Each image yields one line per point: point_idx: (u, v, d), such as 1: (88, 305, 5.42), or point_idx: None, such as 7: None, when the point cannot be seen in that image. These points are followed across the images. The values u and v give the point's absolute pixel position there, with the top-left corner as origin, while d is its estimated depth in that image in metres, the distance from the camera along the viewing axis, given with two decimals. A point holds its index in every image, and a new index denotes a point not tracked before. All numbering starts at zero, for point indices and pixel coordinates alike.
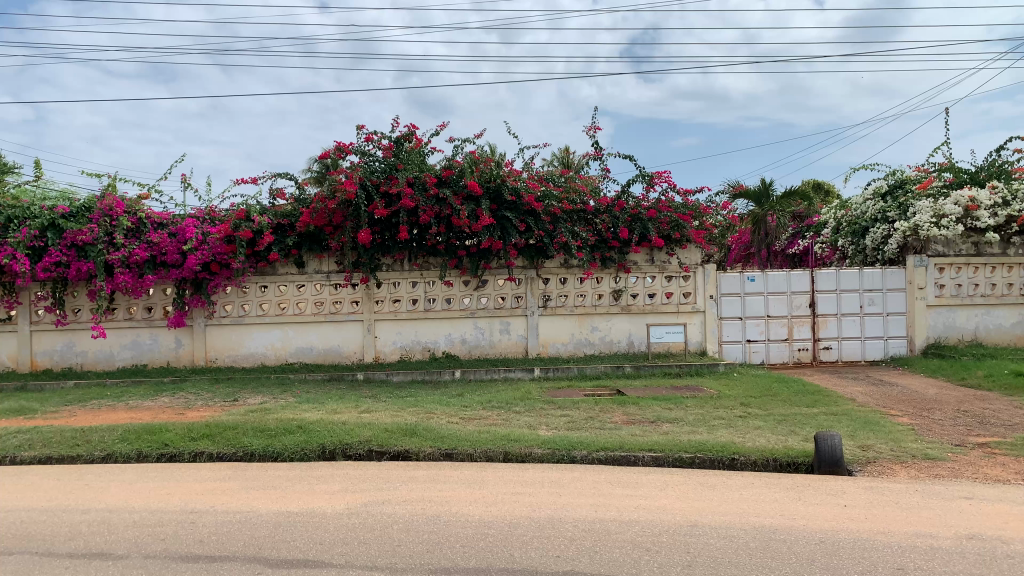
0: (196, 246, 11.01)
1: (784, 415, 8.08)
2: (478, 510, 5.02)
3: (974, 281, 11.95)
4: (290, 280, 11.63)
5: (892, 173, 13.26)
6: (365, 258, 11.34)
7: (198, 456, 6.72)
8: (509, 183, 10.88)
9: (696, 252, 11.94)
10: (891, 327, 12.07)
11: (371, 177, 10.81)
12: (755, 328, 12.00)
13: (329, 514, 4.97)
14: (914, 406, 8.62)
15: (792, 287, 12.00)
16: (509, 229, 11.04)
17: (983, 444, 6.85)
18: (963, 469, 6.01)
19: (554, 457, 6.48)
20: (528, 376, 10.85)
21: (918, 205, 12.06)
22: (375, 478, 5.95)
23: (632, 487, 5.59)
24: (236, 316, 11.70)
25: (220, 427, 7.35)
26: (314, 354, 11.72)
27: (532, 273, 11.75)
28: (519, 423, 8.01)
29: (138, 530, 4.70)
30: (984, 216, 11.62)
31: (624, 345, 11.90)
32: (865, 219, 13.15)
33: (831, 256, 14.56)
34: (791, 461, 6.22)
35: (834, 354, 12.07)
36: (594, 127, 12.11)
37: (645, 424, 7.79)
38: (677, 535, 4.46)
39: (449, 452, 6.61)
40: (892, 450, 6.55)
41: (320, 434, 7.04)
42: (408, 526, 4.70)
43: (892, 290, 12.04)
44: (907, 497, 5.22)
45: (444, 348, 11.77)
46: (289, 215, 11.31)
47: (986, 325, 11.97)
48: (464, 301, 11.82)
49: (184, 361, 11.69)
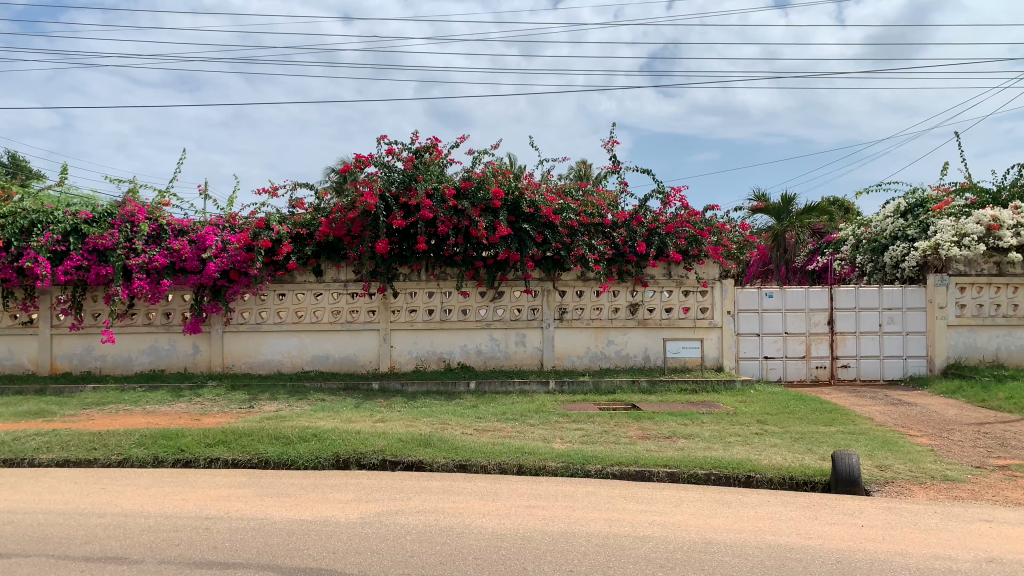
0: (216, 253, 11.11)
1: (801, 433, 8.03)
2: (492, 522, 5.01)
3: (995, 301, 11.81)
4: (307, 288, 11.70)
5: (912, 193, 13.23)
6: (383, 269, 11.39)
7: (214, 462, 6.75)
8: (527, 196, 10.99)
9: (713, 268, 11.85)
10: (911, 346, 11.94)
11: (390, 188, 10.93)
12: (773, 344, 11.92)
13: (343, 523, 4.98)
14: (933, 427, 8.52)
15: (810, 304, 11.92)
16: (525, 242, 11.07)
17: (1004, 466, 6.76)
18: (983, 492, 5.94)
19: (569, 471, 6.46)
20: (542, 389, 10.81)
21: (939, 224, 12.01)
22: (388, 488, 5.95)
23: (646, 502, 5.56)
24: (253, 323, 11.78)
25: (235, 433, 7.38)
26: (330, 362, 11.78)
27: (549, 285, 11.74)
28: (534, 436, 7.99)
29: (153, 534, 4.72)
30: (1007, 236, 11.47)
31: (639, 359, 11.84)
32: (885, 236, 13.06)
33: (849, 274, 14.30)
34: (808, 480, 6.15)
35: (852, 372, 11.96)
36: (612, 142, 12.16)
37: (660, 439, 7.75)
38: (692, 552, 4.42)
39: (463, 463, 6.60)
40: (910, 470, 6.47)
41: (334, 442, 7.07)
42: (422, 537, 4.69)
43: (912, 310, 11.92)
44: (925, 519, 5.14)
45: (460, 359, 11.78)
46: (308, 224, 11.46)
47: (1008, 346, 11.79)
48: (480, 312, 11.82)
49: (200, 366, 11.77)
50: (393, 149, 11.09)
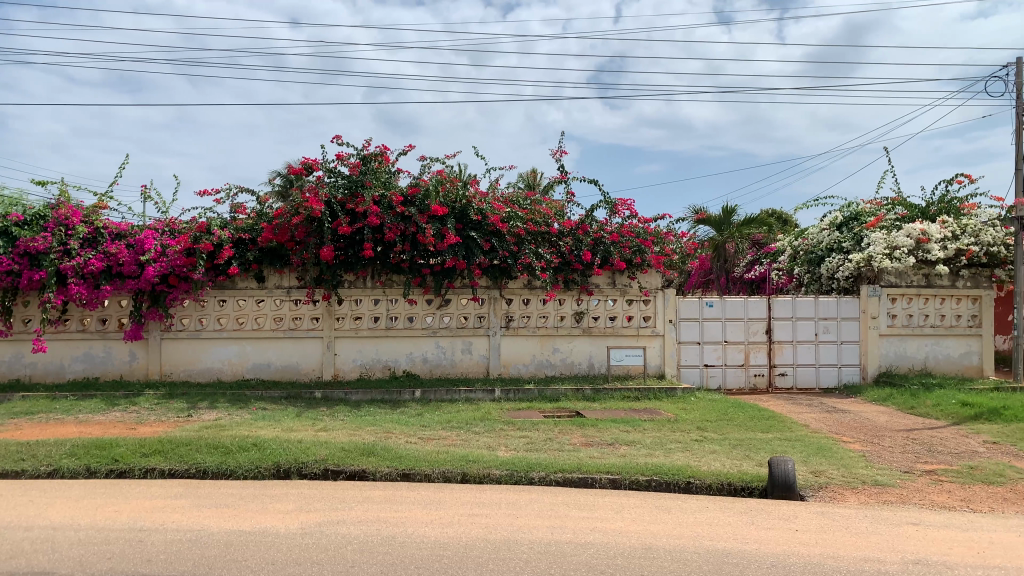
0: (155, 258, 10.85)
1: (739, 440, 8.21)
2: (434, 531, 4.99)
3: (925, 312, 12.26)
4: (249, 295, 11.49)
5: (847, 206, 13.69)
6: (327, 275, 11.25)
7: (149, 473, 6.57)
8: (475, 204, 11.10)
9: (656, 277, 12.04)
10: (845, 355, 12.29)
11: (336, 194, 10.87)
12: (713, 353, 12.16)
13: (283, 533, 4.90)
14: (865, 433, 8.80)
15: (748, 314, 12.20)
16: (473, 249, 11.10)
17: (931, 471, 7.01)
18: (911, 496, 6.15)
19: (513, 479, 6.47)
20: (488, 397, 10.81)
21: (872, 236, 12.42)
22: (330, 498, 5.87)
23: (588, 509, 5.60)
24: (193, 329, 11.52)
25: (172, 443, 7.20)
26: (271, 370, 11.57)
27: (496, 293, 11.76)
28: (478, 444, 7.99)
29: (83, 548, 4.58)
30: (935, 249, 11.95)
31: (584, 367, 11.94)
32: (821, 248, 13.46)
33: (787, 284, 14.69)
34: (745, 486, 6.27)
35: (789, 380, 12.27)
36: (561, 152, 12.26)
37: (603, 446, 7.84)
38: (632, 558, 4.48)
39: (406, 472, 6.56)
40: (843, 475, 6.67)
41: (275, 452, 6.95)
42: (363, 547, 4.65)
43: (846, 319, 12.27)
44: (856, 523, 5.30)
45: (405, 367, 11.70)
46: (250, 229, 11.25)
47: (935, 355, 12.25)
48: (427, 319, 11.77)
49: (137, 374, 11.46)
50: (338, 154, 10.99)
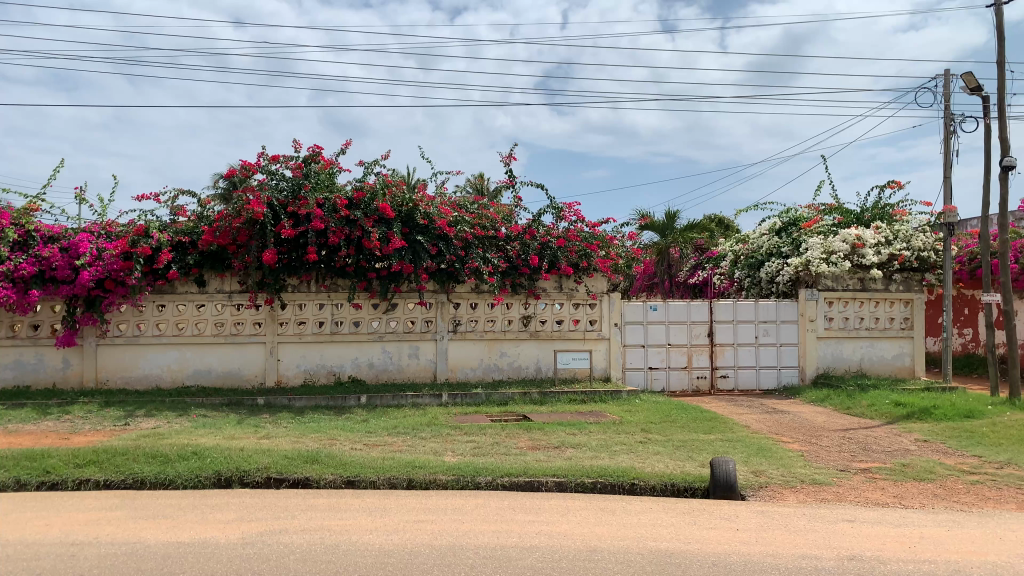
0: (90, 262, 10.43)
1: (683, 441, 8.33)
2: (378, 538, 4.94)
3: (860, 315, 12.63)
4: (189, 299, 11.22)
5: (785, 212, 14.05)
6: (270, 279, 11.06)
7: (83, 484, 6.36)
8: (421, 208, 11.02)
9: (602, 281, 12.12)
10: (784, 357, 12.59)
11: (278, 196, 10.70)
12: (657, 355, 12.35)
13: (223, 544, 4.79)
14: (803, 433, 9.02)
15: (691, 317, 12.39)
16: (420, 253, 11.02)
17: (865, 469, 7.23)
18: (846, 493, 6.32)
19: (459, 484, 6.45)
20: (435, 402, 10.77)
21: (810, 242, 12.80)
22: (273, 506, 5.76)
23: (533, 513, 5.61)
24: (130, 335, 11.20)
25: (108, 452, 6.98)
26: (212, 376, 11.32)
27: (443, 297, 11.70)
28: (425, 449, 7.93)
29: (10, 564, 4.40)
30: (869, 254, 12.36)
31: (531, 370, 11.96)
32: (761, 253, 13.79)
33: (728, 289, 14.94)
34: (688, 486, 6.37)
35: (731, 382, 12.51)
36: (508, 157, 12.28)
37: (549, 449, 7.87)
38: (577, 560, 4.50)
39: (351, 479, 6.48)
40: (782, 475, 6.83)
41: (216, 461, 6.79)
42: (305, 556, 4.57)
43: (785, 323, 12.55)
44: (794, 521, 5.43)
45: (350, 373, 11.56)
46: (190, 232, 11.01)
47: (870, 357, 12.64)
48: (372, 324, 11.65)
49: (71, 382, 11.08)
50: (279, 157, 10.82)
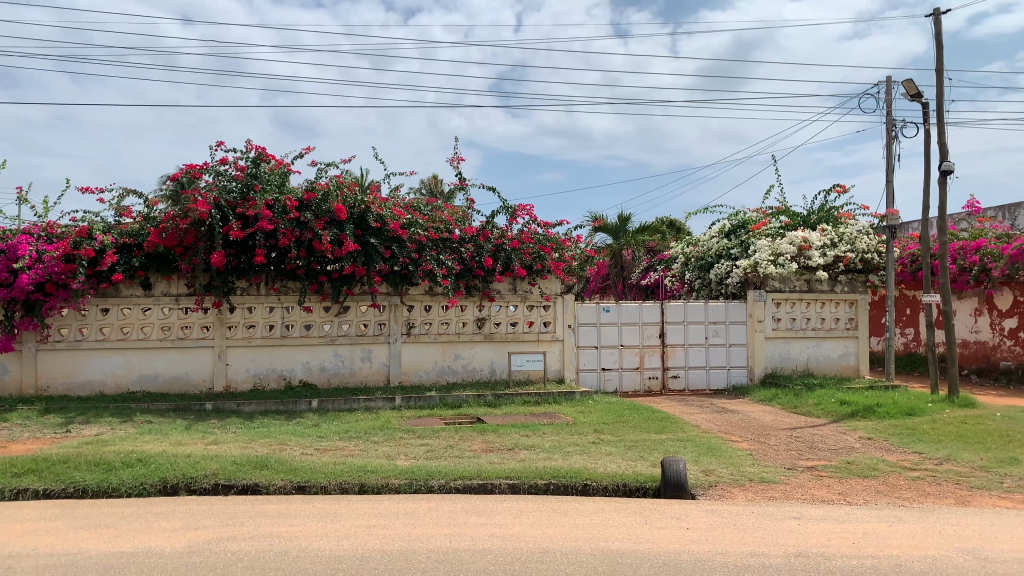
0: (29, 265, 10.12)
1: (635, 441, 8.40)
2: (329, 544, 4.87)
3: (807, 315, 12.90)
4: (134, 303, 10.94)
5: (734, 215, 14.30)
6: (218, 282, 10.84)
7: (21, 494, 6.15)
8: (373, 209, 10.93)
9: (556, 283, 12.19)
10: (734, 357, 12.79)
11: (226, 197, 10.50)
12: (609, 356, 12.43)
13: (168, 553, 4.67)
14: (752, 432, 9.18)
15: (643, 319, 12.50)
16: (373, 255, 10.92)
17: (811, 467, 7.38)
18: (794, 491, 6.44)
19: (411, 487, 6.41)
20: (388, 405, 10.68)
21: (759, 244, 13.01)
22: (221, 513, 5.64)
23: (486, 515, 5.60)
24: (72, 340, 10.87)
25: (48, 461, 6.76)
26: (158, 382, 11.05)
27: (396, 299, 11.61)
28: (377, 453, 7.86)
29: None
30: (816, 256, 12.60)
31: (486, 372, 11.94)
32: (711, 255, 14.01)
33: (680, 290, 15.14)
34: (639, 486, 6.43)
35: (682, 382, 12.66)
36: (459, 159, 12.24)
37: (503, 451, 7.87)
38: (529, 562, 4.50)
39: (302, 484, 6.38)
40: (731, 473, 6.93)
41: (161, 467, 6.63)
42: (254, 563, 4.48)
43: (734, 324, 12.76)
44: (743, 519, 5.51)
45: (301, 377, 11.40)
46: (136, 233, 10.77)
47: (816, 356, 12.92)
48: (324, 327, 11.51)
49: (10, 388, 10.72)
50: (227, 157, 10.62)
